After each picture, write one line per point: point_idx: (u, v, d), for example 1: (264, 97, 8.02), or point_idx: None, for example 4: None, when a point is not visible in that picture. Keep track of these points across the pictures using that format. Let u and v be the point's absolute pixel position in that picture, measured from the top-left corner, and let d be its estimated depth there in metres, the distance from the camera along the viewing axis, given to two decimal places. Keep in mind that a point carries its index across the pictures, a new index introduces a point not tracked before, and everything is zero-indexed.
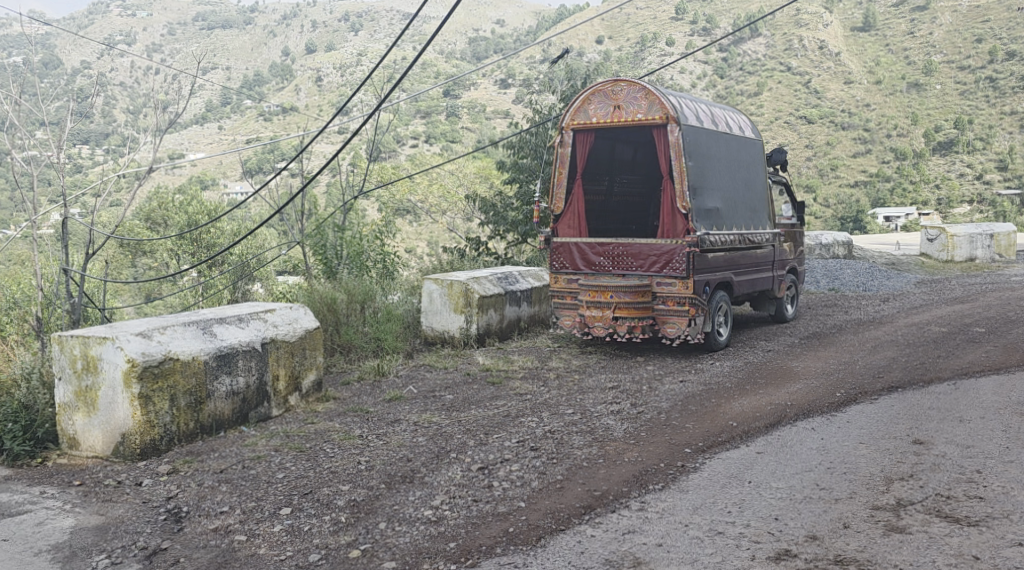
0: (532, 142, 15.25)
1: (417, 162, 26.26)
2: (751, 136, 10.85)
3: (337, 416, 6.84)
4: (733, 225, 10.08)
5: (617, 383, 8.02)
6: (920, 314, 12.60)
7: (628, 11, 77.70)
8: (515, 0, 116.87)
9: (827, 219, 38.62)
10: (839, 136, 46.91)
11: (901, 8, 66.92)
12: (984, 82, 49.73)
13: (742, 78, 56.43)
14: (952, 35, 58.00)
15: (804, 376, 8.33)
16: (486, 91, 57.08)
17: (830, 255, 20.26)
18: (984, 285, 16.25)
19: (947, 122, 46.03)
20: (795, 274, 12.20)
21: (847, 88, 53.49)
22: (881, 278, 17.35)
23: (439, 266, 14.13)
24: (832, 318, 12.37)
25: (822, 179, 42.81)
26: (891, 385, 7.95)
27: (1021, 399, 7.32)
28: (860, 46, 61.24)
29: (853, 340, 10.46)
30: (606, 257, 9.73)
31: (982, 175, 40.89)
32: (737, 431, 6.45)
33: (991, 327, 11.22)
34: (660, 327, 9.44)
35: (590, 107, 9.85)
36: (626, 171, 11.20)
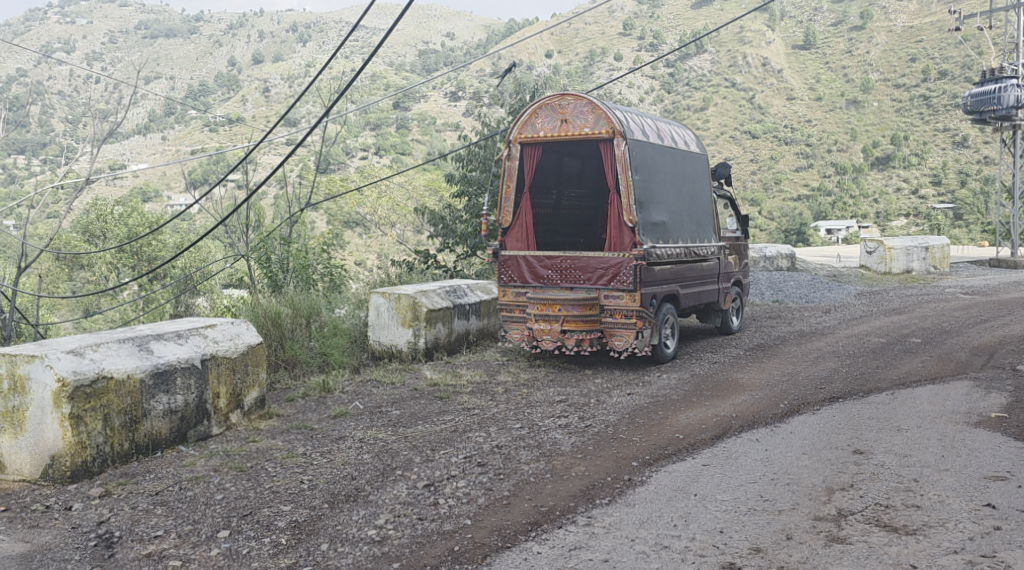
0: (481, 155, 15.26)
1: (365, 175, 26.08)
2: (696, 150, 11.02)
3: (280, 434, 6.71)
4: (679, 237, 10.20)
5: (565, 397, 8.03)
6: (859, 325, 12.90)
7: (576, 25, 78.39)
8: (465, 14, 117.32)
9: (771, 231, 39.41)
10: (783, 150, 47.99)
11: (840, 27, 68.91)
12: (918, 100, 51.44)
13: (688, 93, 57.33)
14: (888, 54, 59.87)
15: (749, 387, 8.45)
16: (436, 104, 57.05)
17: (773, 268, 20.65)
18: (920, 296, 16.75)
19: (884, 138, 47.46)
20: (739, 286, 12.39)
21: (789, 104, 54.79)
22: (822, 290, 17.77)
23: (386, 279, 14.01)
24: (776, 329, 12.61)
25: (766, 192, 43.66)
26: (833, 395, 8.10)
27: (956, 408, 7.53)
28: (801, 64, 62.85)
29: (797, 351, 10.65)
30: (554, 270, 9.74)
31: (918, 190, 42.22)
32: (683, 444, 6.49)
33: (928, 337, 11.55)
34: (608, 339, 9.50)
35: (537, 121, 9.89)
36: (573, 184, 11.27)
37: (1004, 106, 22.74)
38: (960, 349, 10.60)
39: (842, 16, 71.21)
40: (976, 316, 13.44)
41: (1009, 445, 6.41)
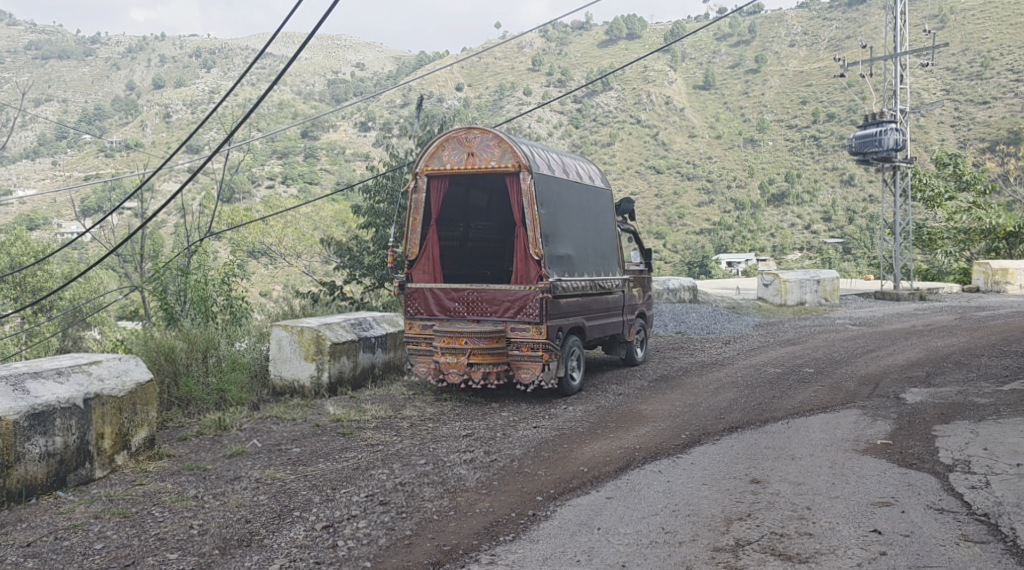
0: (388, 186, 15.15)
1: (270, 204, 25.48)
2: (600, 185, 11.25)
3: (170, 476, 6.40)
4: (584, 270, 10.34)
5: (471, 431, 7.96)
6: (756, 356, 13.32)
7: (485, 59, 79.07)
8: (376, 45, 117.24)
9: (675, 264, 40.44)
10: (685, 186, 49.56)
11: (736, 70, 72.14)
12: (809, 141, 54.16)
13: (595, 128, 58.35)
14: (781, 97, 62.94)
15: (653, 419, 8.57)
16: (345, 133, 56.54)
17: (676, 299, 21.16)
18: (812, 327, 17.48)
19: (779, 176, 49.69)
20: (643, 318, 12.62)
21: (691, 142, 56.75)
22: (722, 321, 18.33)
23: (290, 311, 13.66)
24: (678, 361, 12.87)
25: (670, 226, 44.88)
26: (732, 425, 8.31)
27: (846, 436, 7.83)
28: (701, 103, 65.33)
29: (698, 382, 10.89)
30: (460, 302, 9.71)
31: (810, 225, 44.24)
32: (588, 476, 6.53)
33: (820, 367, 12.02)
34: (515, 372, 9.49)
35: (444, 154, 9.90)
36: (480, 218, 11.32)
37: (885, 148, 24.12)
38: (850, 379, 11.08)
39: (738, 59, 74.57)
40: (863, 347, 14.12)
41: (894, 471, 6.71)
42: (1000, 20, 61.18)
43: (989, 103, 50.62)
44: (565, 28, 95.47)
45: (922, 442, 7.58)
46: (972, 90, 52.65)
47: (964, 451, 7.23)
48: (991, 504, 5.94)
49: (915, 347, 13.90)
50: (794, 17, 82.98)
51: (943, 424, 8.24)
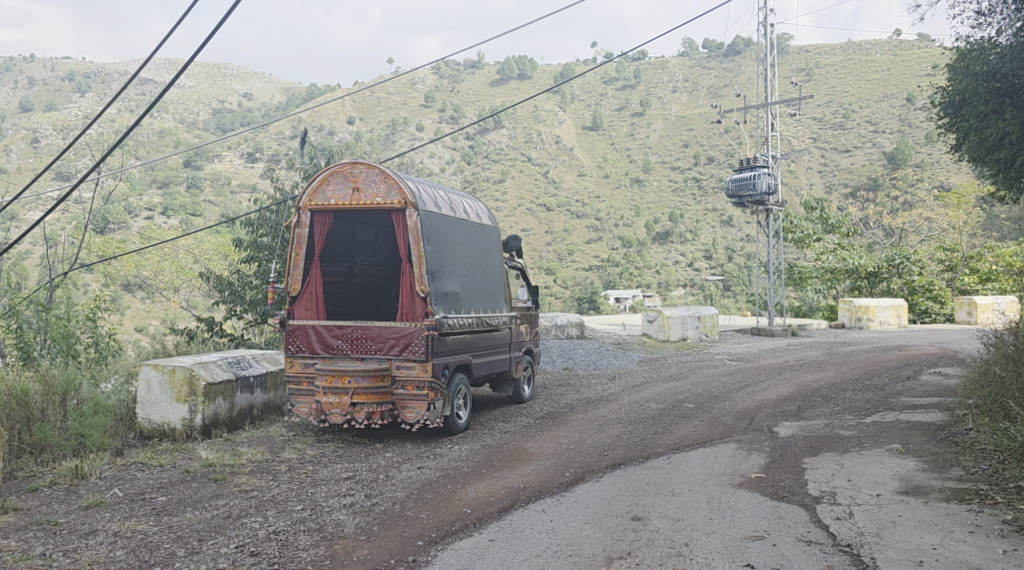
0: (272, 220, 14.75)
1: (147, 236, 24.32)
2: (488, 223, 11.31)
3: (16, 533, 5.91)
4: (471, 307, 10.31)
5: (353, 473, 7.73)
6: (640, 392, 13.57)
7: (377, 93, 78.73)
8: (264, 75, 115.00)
9: (565, 299, 40.95)
10: (575, 223, 50.52)
11: (623, 112, 74.61)
12: (691, 182, 56.51)
13: (487, 165, 58.74)
14: (664, 140, 65.46)
15: (538, 457, 8.57)
16: (231, 164, 54.88)
17: (564, 336, 21.38)
18: (693, 362, 18.06)
19: (663, 216, 51.57)
20: (530, 355, 12.66)
21: (580, 181, 58.06)
22: (608, 357, 18.68)
23: (163, 350, 13.01)
24: (564, 397, 12.95)
25: (561, 262, 45.58)
26: (614, 462, 8.40)
27: (723, 471, 8.05)
28: (589, 143, 67.15)
29: (583, 419, 10.97)
30: (344, 339, 9.47)
31: (693, 263, 45.91)
32: (471, 518, 6.43)
33: (699, 403, 12.37)
34: (399, 412, 9.31)
35: (329, 189, 9.72)
36: (367, 253, 11.15)
37: (759, 191, 25.45)
38: (727, 414, 11.43)
39: (624, 103, 77.16)
40: (740, 381, 14.65)
41: (766, 504, 6.92)
42: (859, 76, 65.89)
43: (851, 152, 54.18)
44: (457, 66, 96.53)
45: (792, 475, 7.87)
46: (836, 139, 56.29)
47: (830, 482, 7.55)
48: (854, 534, 6.21)
49: (787, 382, 14.52)
50: (676, 65, 86.83)
51: (811, 457, 8.60)
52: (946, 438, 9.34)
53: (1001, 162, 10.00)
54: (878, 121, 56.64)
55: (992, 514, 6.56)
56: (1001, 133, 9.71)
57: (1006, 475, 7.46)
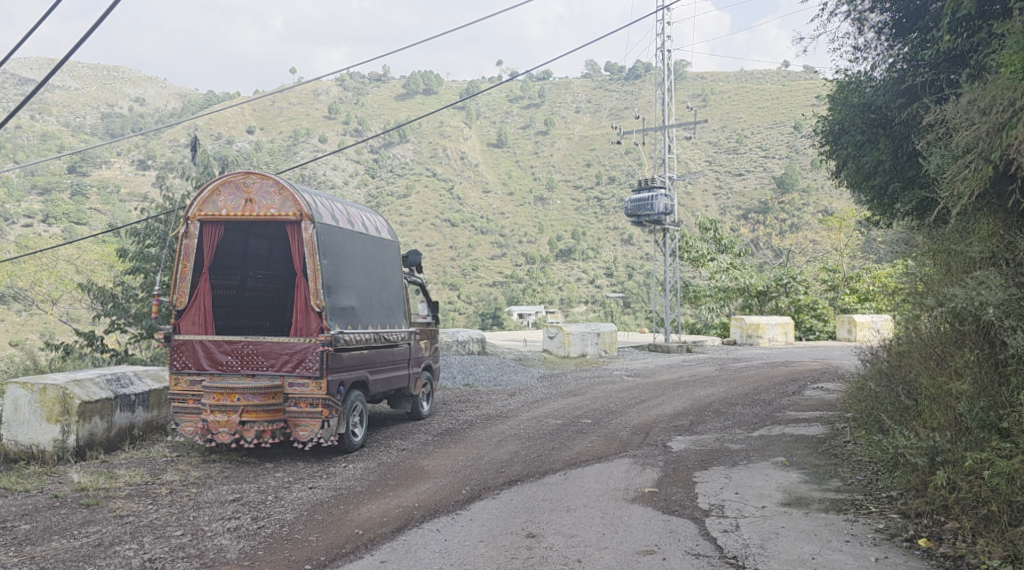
0: (160, 230, 14.16)
1: (24, 245, 22.87)
2: (387, 236, 11.16)
3: None
4: (368, 322, 10.12)
5: (240, 495, 7.43)
6: (539, 408, 13.61)
7: (278, 102, 76.85)
8: (159, 80, 110.62)
9: (469, 314, 40.91)
10: (479, 239, 50.57)
11: (527, 131, 75.38)
12: (593, 201, 57.66)
13: (392, 179, 57.88)
14: (567, 160, 66.53)
15: (434, 475, 8.45)
16: (120, 171, 52.43)
17: (465, 351, 21.26)
18: (592, 378, 18.32)
19: (566, 233, 52.47)
20: (430, 371, 12.52)
21: (484, 198, 58.15)
22: (509, 373, 18.70)
23: (36, 366, 12.23)
24: (463, 414, 12.83)
25: (464, 278, 45.51)
26: (511, 479, 8.37)
27: (618, 486, 8.14)
28: (494, 160, 67.62)
29: (482, 435, 10.92)
30: (234, 355, 9.14)
31: (594, 280, 46.69)
32: (362, 539, 6.27)
33: (596, 418, 12.50)
34: (291, 430, 9.01)
35: (220, 198, 9.38)
36: (261, 266, 10.78)
37: (656, 212, 26.12)
38: (623, 429, 11.59)
39: (529, 121, 78.04)
40: (636, 397, 14.92)
41: (658, 518, 7.03)
42: (751, 103, 68.89)
43: (743, 175, 56.39)
44: (362, 78, 95.59)
45: (684, 489, 8.03)
46: (730, 163, 58.51)
47: (719, 495, 7.74)
48: (740, 545, 6.36)
49: (681, 397, 14.87)
50: (579, 86, 88.52)
51: (702, 471, 8.81)
52: (826, 450, 9.75)
53: (877, 189, 10.59)
54: (768, 147, 59.24)
55: (867, 523, 6.86)
56: (876, 161, 10.27)
57: (880, 485, 7.82)
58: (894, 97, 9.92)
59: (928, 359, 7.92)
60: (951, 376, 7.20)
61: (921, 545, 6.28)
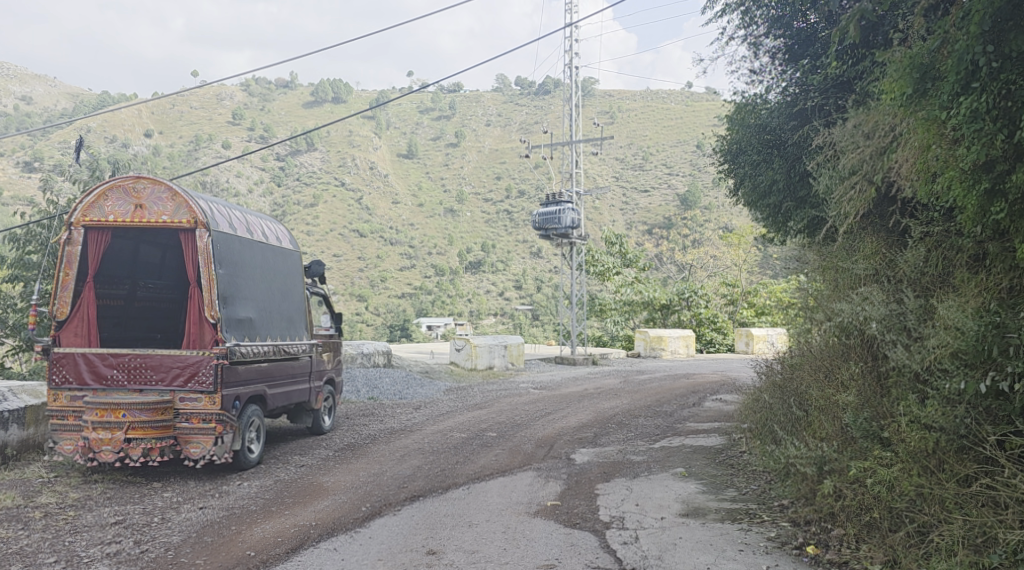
0: (43, 237, 13.42)
1: None
2: (288, 246, 10.87)
3: None
4: (267, 334, 9.80)
5: (123, 517, 7.06)
6: (444, 421, 13.46)
7: (178, 105, 74.14)
8: (49, 78, 105.20)
9: (377, 326, 40.48)
10: (388, 250, 50.05)
11: (438, 142, 75.20)
12: (503, 214, 58.04)
13: (298, 188, 56.40)
14: (477, 172, 66.67)
15: (334, 492, 8.24)
16: (3, 173, 49.51)
17: (370, 364, 20.90)
18: (498, 391, 18.31)
19: (476, 245, 52.60)
20: (332, 385, 12.22)
21: (394, 208, 57.57)
22: (415, 386, 18.47)
23: None
24: (366, 428, 12.59)
25: (373, 289, 44.89)
26: (413, 494, 8.25)
27: (521, 500, 8.12)
28: (404, 171, 67.21)
29: (384, 450, 10.73)
30: (120, 369, 8.71)
31: (503, 292, 46.92)
32: (255, 561, 6.06)
33: (501, 431, 12.48)
34: (182, 447, 8.62)
35: (107, 204, 8.93)
36: (152, 275, 10.30)
37: (563, 225, 26.40)
38: (528, 442, 11.60)
39: (439, 133, 77.85)
40: (542, 410, 14.97)
41: (559, 532, 7.05)
42: (656, 121, 70.80)
43: (649, 192, 57.76)
44: (268, 84, 93.52)
45: (585, 501, 8.08)
46: (636, 179, 59.85)
47: (620, 507, 7.82)
48: (639, 558, 6.43)
49: (586, 409, 15.02)
50: (489, 99, 89.01)
51: (604, 483, 8.90)
52: (723, 461, 10.00)
53: (771, 208, 11.00)
54: (673, 164, 60.97)
55: (759, 532, 7.04)
56: (770, 180, 10.68)
57: (773, 494, 8.06)
58: (787, 119, 10.35)
59: (818, 371, 8.23)
60: (838, 389, 7.51)
61: (809, 552, 6.49)
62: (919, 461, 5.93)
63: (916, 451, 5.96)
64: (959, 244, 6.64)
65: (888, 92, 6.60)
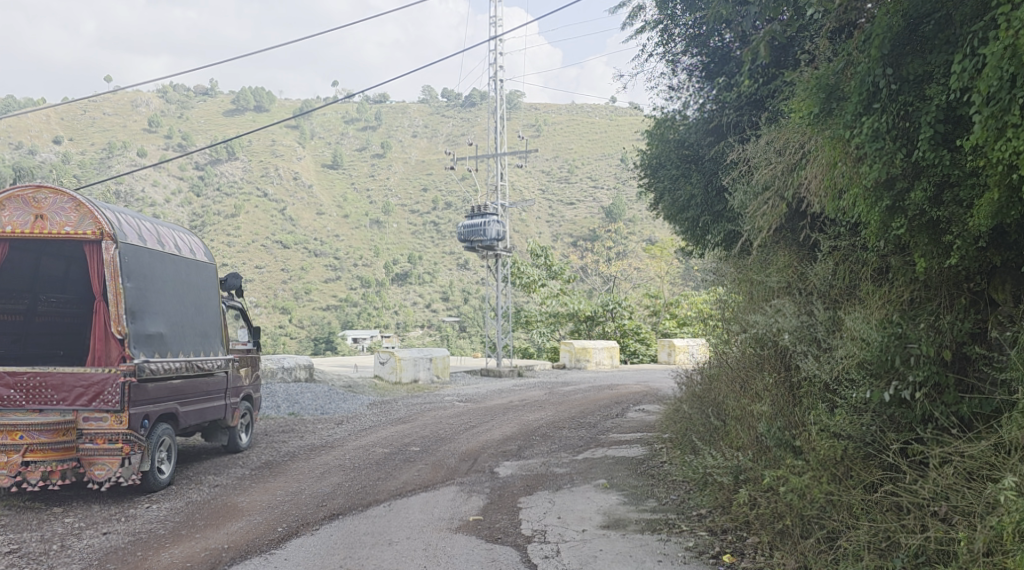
0: None
1: None
2: (203, 259, 10.56)
3: None
4: (179, 349, 9.48)
5: (18, 546, 6.71)
6: (366, 437, 13.24)
7: (90, 111, 71.46)
8: None
9: (301, 340, 39.79)
10: (312, 262, 49.19)
11: (363, 153, 74.45)
12: (429, 226, 57.86)
13: (218, 198, 54.92)
14: (403, 184, 66.25)
15: (249, 512, 8.01)
16: None
17: (291, 379, 20.44)
18: (423, 405, 18.15)
19: (402, 257, 52.21)
20: (249, 401, 11.88)
21: (318, 219, 56.67)
22: (337, 401, 18.13)
23: None
24: (285, 445, 12.28)
25: (296, 301, 44.01)
26: (332, 513, 8.09)
27: (443, 515, 8.05)
28: (329, 181, 66.30)
29: (303, 467, 10.48)
30: (16, 389, 8.30)
31: (430, 304, 46.72)
32: None
33: (425, 446, 12.35)
34: (86, 469, 8.24)
35: (5, 214, 8.50)
36: (56, 288, 9.87)
37: (489, 237, 26.45)
38: (451, 456, 11.52)
39: (365, 143, 77.09)
40: (467, 423, 14.87)
41: (481, 547, 7.00)
42: (581, 135, 71.80)
43: (574, 205, 58.44)
44: (187, 91, 91.08)
45: (507, 515, 8.05)
46: (562, 192, 60.43)
47: (541, 520, 7.82)
48: None
49: (510, 421, 15.01)
50: (416, 111, 88.65)
51: (527, 496, 8.89)
52: (644, 471, 10.12)
53: (690, 221, 11.23)
54: (597, 178, 61.92)
55: (677, 542, 7.13)
56: (688, 195, 10.91)
57: (692, 504, 8.18)
58: (704, 135, 10.61)
59: (735, 382, 8.41)
60: (753, 399, 7.70)
61: (724, 560, 6.59)
62: (828, 469, 6.03)
63: (825, 459, 6.10)
64: (864, 258, 6.88)
65: (796, 111, 6.80)
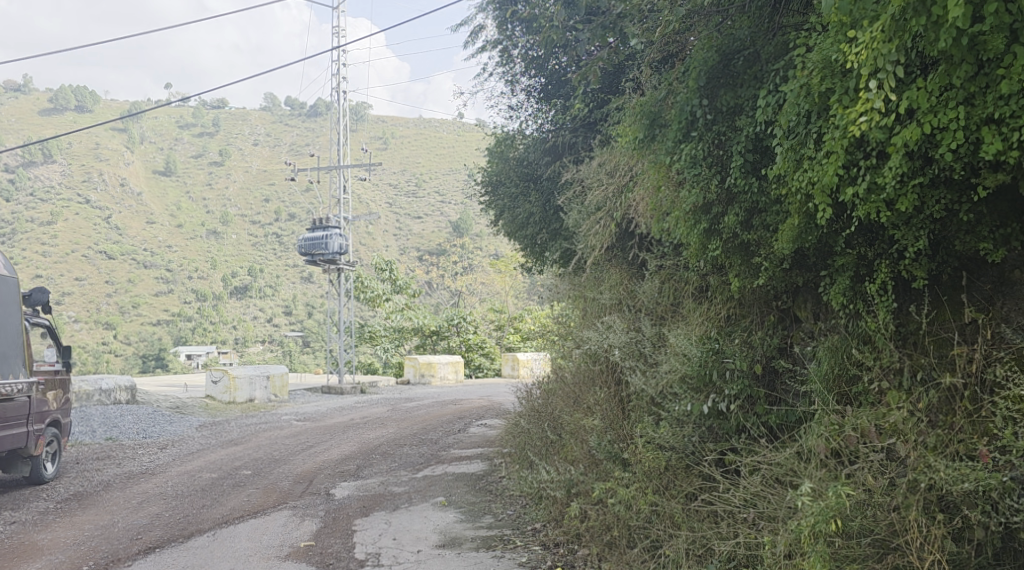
0: None
1: None
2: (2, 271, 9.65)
3: None
4: None
5: None
6: (193, 460, 12.53)
7: None
8: None
9: (127, 357, 37.68)
10: (141, 274, 46.13)
11: (199, 160, 71.17)
12: (271, 237, 56.00)
13: (32, 203, 50.55)
14: (243, 193, 63.71)
15: (50, 550, 7.35)
16: None
17: (110, 401, 19.07)
18: (258, 424, 17.41)
19: (241, 269, 49.81)
20: (57, 426, 10.93)
21: (148, 229, 53.41)
22: (163, 423, 17.04)
23: None
24: (100, 472, 11.42)
25: (122, 316, 41.15)
26: (148, 545, 7.55)
27: (271, 542, 7.70)
28: (160, 189, 62.72)
29: (119, 497, 9.76)
30: None
31: (271, 318, 45.14)
32: None
33: (257, 468, 11.83)
34: None
35: None
36: None
37: (331, 251, 25.77)
38: (285, 478, 11.09)
39: (201, 151, 73.59)
40: (305, 443, 14.38)
41: None
42: (429, 149, 71.90)
43: (422, 219, 58.26)
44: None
45: (341, 539, 7.81)
46: (410, 206, 60.06)
47: (376, 543, 7.64)
48: None
49: (350, 440, 14.63)
50: (256, 118, 85.71)
51: (362, 517, 8.67)
52: (482, 487, 10.14)
53: (529, 238, 11.43)
54: (445, 193, 62.14)
55: (511, 558, 7.17)
56: (527, 213, 11.12)
57: (528, 518, 8.29)
58: (542, 155, 10.85)
59: (570, 397, 8.59)
60: (585, 413, 7.91)
61: None
62: (652, 480, 6.29)
63: (650, 470, 6.32)
64: (686, 276, 7.21)
65: (623, 136, 7.08)
